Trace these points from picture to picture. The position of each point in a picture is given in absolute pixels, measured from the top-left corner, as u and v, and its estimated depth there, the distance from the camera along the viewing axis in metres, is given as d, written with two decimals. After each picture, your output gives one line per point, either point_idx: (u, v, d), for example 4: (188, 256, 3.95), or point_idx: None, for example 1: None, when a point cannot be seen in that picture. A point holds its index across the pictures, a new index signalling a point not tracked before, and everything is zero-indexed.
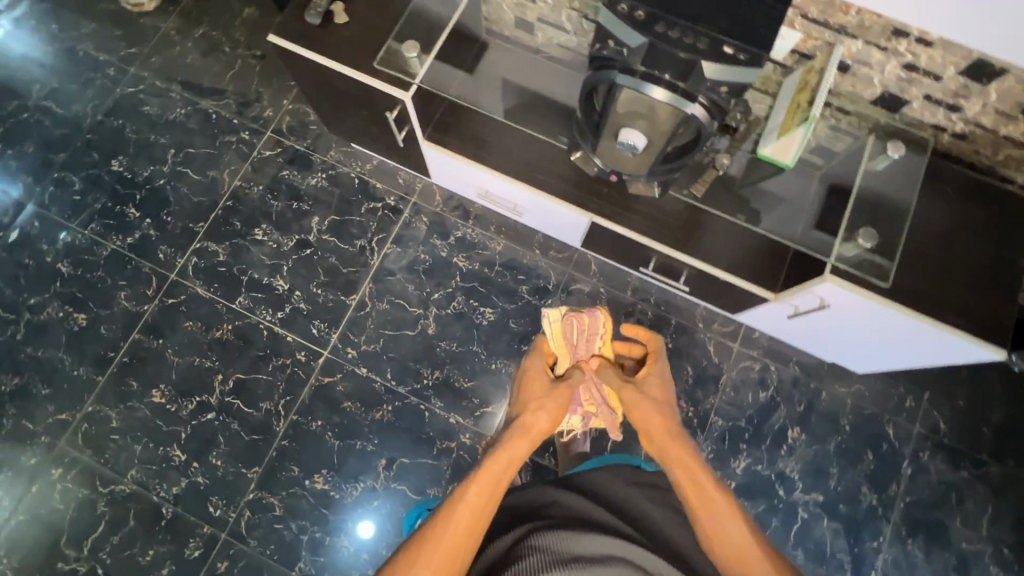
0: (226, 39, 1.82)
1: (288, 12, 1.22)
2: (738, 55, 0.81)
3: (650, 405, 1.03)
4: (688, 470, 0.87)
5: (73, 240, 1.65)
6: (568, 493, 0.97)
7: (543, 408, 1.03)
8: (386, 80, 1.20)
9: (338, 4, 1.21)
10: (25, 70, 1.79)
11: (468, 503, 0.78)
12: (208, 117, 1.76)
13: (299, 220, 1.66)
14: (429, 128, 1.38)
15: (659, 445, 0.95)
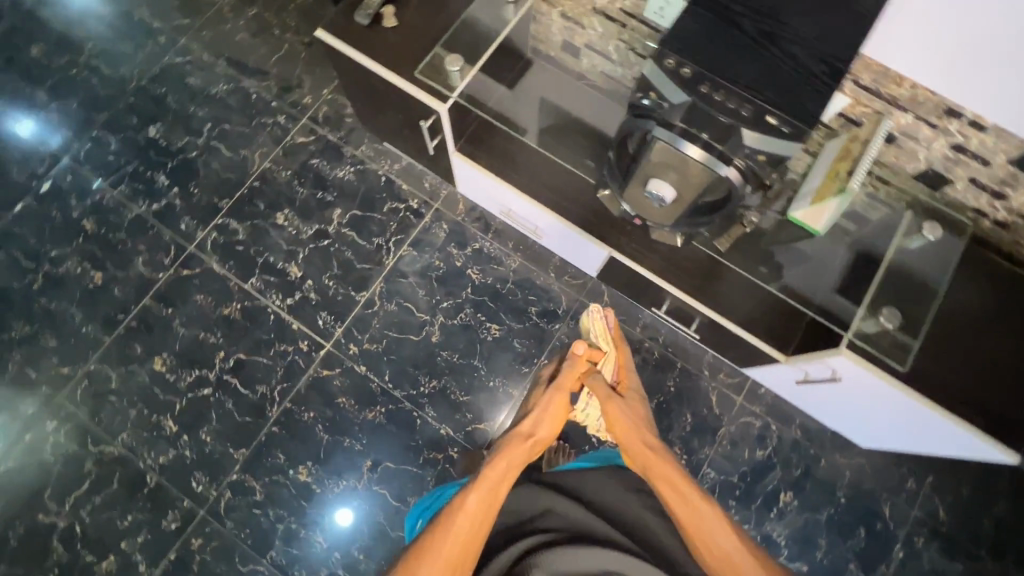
0: (277, 22, 1.85)
1: (339, 8, 1.22)
2: (782, 127, 0.83)
3: (632, 423, 1.08)
4: (676, 484, 0.92)
5: (101, 198, 1.68)
6: (564, 501, 0.98)
7: (541, 417, 1.09)
8: (425, 90, 1.20)
9: (388, 8, 1.21)
10: (81, 27, 1.83)
11: (467, 515, 0.84)
12: (248, 96, 1.78)
13: (322, 210, 1.67)
14: (462, 139, 1.38)
15: (642, 461, 0.99)
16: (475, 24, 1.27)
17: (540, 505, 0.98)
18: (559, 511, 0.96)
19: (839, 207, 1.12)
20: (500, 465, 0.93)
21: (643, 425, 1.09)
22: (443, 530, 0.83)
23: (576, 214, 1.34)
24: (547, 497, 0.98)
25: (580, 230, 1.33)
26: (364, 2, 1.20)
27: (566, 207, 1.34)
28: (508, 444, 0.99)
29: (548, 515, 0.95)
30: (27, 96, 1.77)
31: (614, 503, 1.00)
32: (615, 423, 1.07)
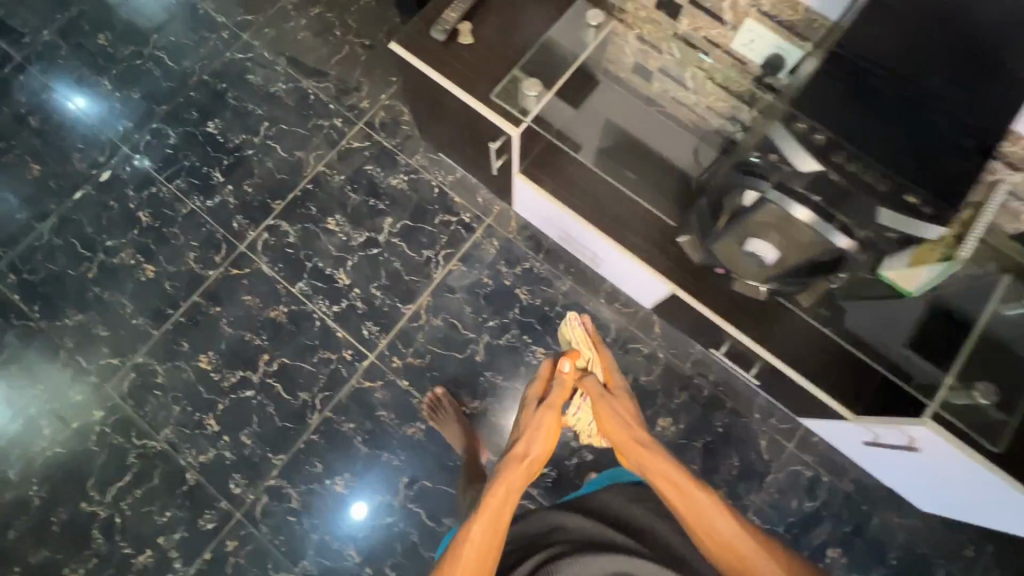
0: (339, 23, 1.83)
1: (413, 22, 1.19)
2: (924, 208, 0.85)
3: (622, 422, 1.21)
4: (674, 478, 1.00)
5: (158, 191, 1.69)
6: (569, 515, 1.01)
7: (533, 437, 1.19)
8: (500, 113, 1.17)
9: (466, 24, 1.18)
10: (148, 18, 1.85)
11: (474, 537, 0.90)
12: (306, 97, 1.77)
13: (373, 218, 1.66)
14: (525, 160, 1.33)
15: (635, 457, 1.09)
16: (549, 41, 1.24)
17: (549, 524, 1.00)
18: (568, 526, 0.98)
19: (935, 273, 1.06)
20: (499, 489, 1.01)
21: (632, 422, 1.22)
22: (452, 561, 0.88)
23: (641, 246, 1.30)
24: (557, 516, 1.01)
25: (645, 262, 1.29)
26: (441, 18, 1.17)
27: (631, 239, 1.30)
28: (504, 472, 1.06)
29: (559, 530, 0.98)
30: (92, 84, 1.78)
31: (619, 511, 1.03)
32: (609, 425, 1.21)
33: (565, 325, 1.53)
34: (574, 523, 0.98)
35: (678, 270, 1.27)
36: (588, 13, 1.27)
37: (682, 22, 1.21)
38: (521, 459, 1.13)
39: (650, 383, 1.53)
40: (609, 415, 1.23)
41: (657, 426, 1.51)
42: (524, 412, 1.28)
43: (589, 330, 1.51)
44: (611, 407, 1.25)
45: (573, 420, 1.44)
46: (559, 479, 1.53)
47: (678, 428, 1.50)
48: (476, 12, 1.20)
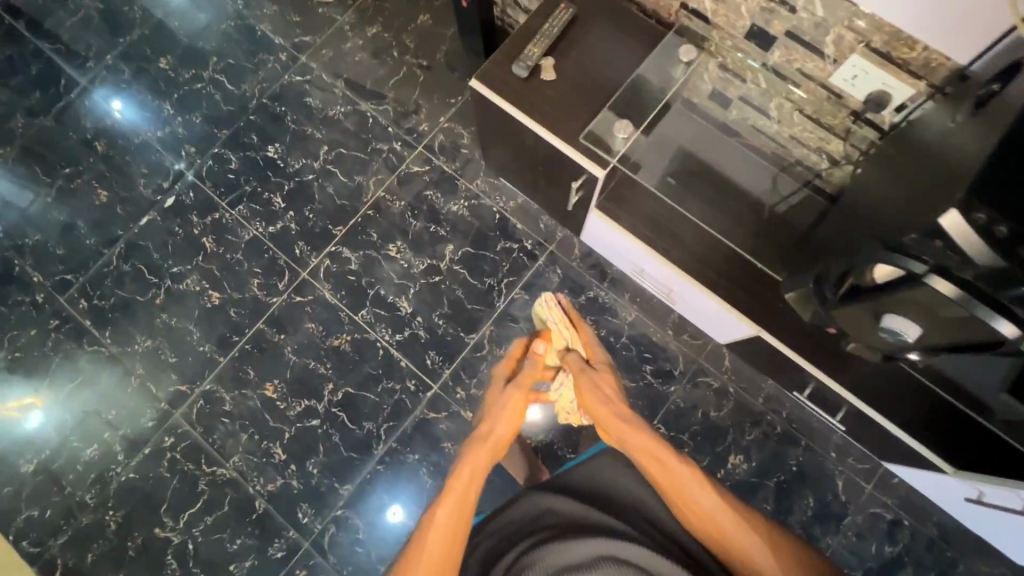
0: (396, 44, 1.81)
1: (495, 57, 1.16)
2: None
3: (605, 398, 1.22)
4: (654, 452, 1.00)
5: (221, 217, 1.69)
6: (561, 500, 0.99)
7: (498, 416, 1.21)
8: (586, 153, 1.13)
9: (549, 59, 1.14)
10: (207, 40, 1.85)
11: (441, 517, 0.91)
12: (364, 120, 1.76)
13: (434, 245, 1.64)
14: (603, 197, 1.31)
15: (615, 434, 1.10)
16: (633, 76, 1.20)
17: (537, 508, 1.00)
18: (557, 510, 0.97)
19: None
20: (467, 468, 1.03)
21: (614, 398, 1.23)
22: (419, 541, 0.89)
23: (729, 287, 1.25)
24: (545, 501, 1.00)
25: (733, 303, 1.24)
26: (524, 53, 1.13)
27: (717, 280, 1.25)
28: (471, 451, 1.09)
29: (546, 515, 0.97)
30: (154, 108, 1.80)
31: (608, 487, 1.04)
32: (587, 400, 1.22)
33: (539, 305, 1.51)
34: (561, 506, 0.98)
35: (770, 313, 1.22)
36: (679, 49, 1.23)
37: (773, 54, 1.15)
38: (489, 437, 1.15)
39: (721, 418, 1.49)
40: (586, 390, 1.27)
41: (728, 463, 1.47)
42: (494, 392, 1.33)
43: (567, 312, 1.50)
44: (591, 382, 1.28)
45: (556, 396, 1.43)
46: None
47: (751, 465, 1.46)
48: (559, 48, 1.18)
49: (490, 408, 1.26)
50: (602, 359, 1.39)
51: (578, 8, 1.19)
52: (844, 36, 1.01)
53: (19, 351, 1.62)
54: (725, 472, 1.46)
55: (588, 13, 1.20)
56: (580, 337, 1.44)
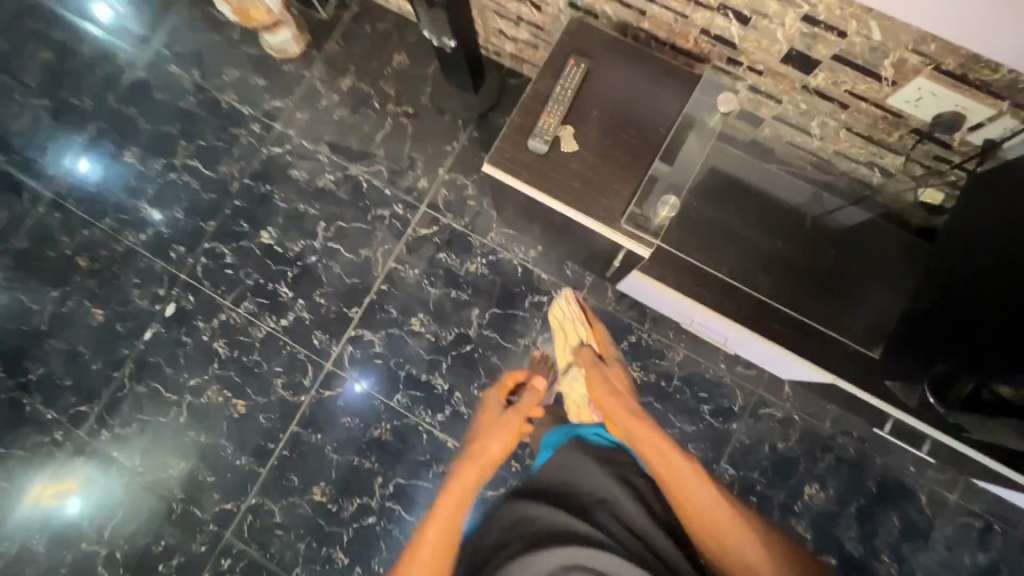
0: (375, 93, 1.66)
1: (506, 136, 1.06)
2: None
3: (613, 391, 1.14)
4: (655, 440, 0.97)
5: (228, 318, 1.59)
6: (532, 502, 0.87)
7: (492, 435, 1.11)
8: (628, 235, 1.03)
9: (566, 128, 1.05)
10: (170, 123, 1.70)
11: (436, 532, 0.89)
12: (358, 186, 1.62)
13: (458, 311, 1.55)
14: (646, 261, 1.11)
15: (623, 426, 1.03)
16: (663, 130, 1.08)
17: (510, 516, 0.87)
18: (529, 516, 0.85)
19: None
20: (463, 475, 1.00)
21: (624, 394, 1.15)
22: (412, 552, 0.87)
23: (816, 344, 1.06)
24: (517, 505, 0.88)
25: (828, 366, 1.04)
26: (539, 126, 1.04)
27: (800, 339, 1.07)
28: (464, 463, 1.03)
29: (518, 521, 0.85)
30: (131, 209, 1.66)
31: (582, 479, 0.91)
32: (600, 395, 1.14)
33: (557, 304, 1.43)
34: (533, 513, 0.85)
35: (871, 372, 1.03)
36: (717, 97, 1.09)
37: (815, 77, 1.02)
38: (484, 446, 1.09)
39: (789, 448, 1.43)
40: (598, 386, 1.17)
41: (804, 494, 1.41)
42: (490, 412, 1.22)
43: (580, 312, 1.40)
44: (603, 374, 1.20)
45: (568, 388, 1.32)
46: None
47: (827, 493, 1.40)
48: (575, 112, 1.07)
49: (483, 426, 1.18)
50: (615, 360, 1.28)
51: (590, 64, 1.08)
52: (906, 59, 0.88)
53: (46, 507, 1.54)
54: (803, 504, 1.41)
55: (602, 68, 1.09)
56: (593, 330, 1.36)
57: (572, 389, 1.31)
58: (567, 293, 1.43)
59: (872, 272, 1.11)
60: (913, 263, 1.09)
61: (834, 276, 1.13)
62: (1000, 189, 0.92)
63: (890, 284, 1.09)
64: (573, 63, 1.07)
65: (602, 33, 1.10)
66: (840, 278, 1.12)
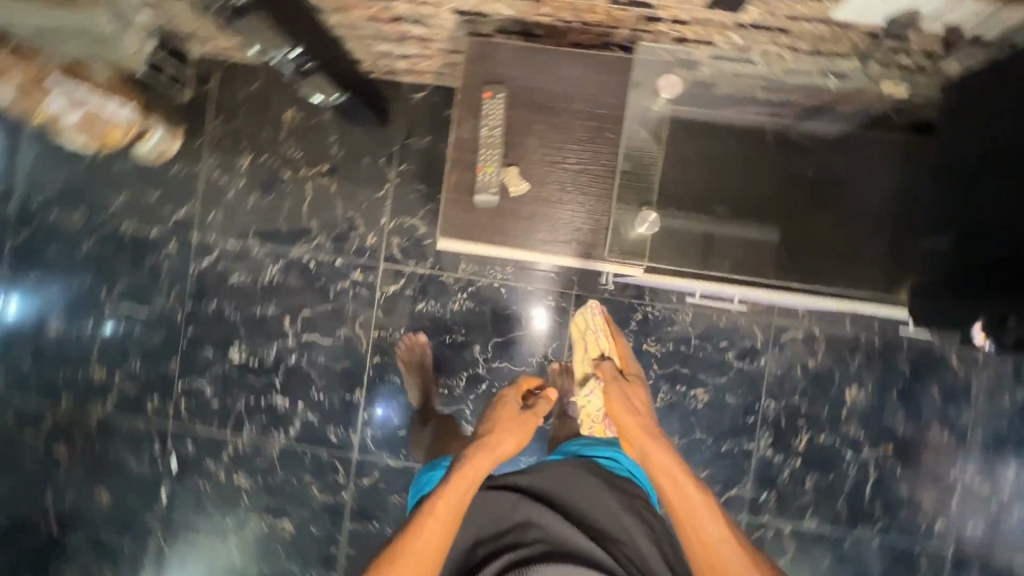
0: (282, 163, 1.49)
1: (450, 202, 1.03)
2: None
3: (630, 406, 1.05)
4: (671, 469, 0.91)
5: (236, 448, 1.51)
6: (545, 510, 0.85)
7: (506, 426, 1.05)
8: (617, 259, 1.05)
9: (509, 171, 1.02)
10: (80, 276, 1.53)
11: (438, 518, 0.84)
12: (306, 267, 1.50)
13: (460, 354, 1.48)
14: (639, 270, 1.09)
15: (639, 449, 0.97)
16: (606, 131, 1.05)
17: (515, 517, 0.86)
18: (542, 523, 0.84)
19: None
20: (472, 460, 0.94)
21: (642, 409, 1.06)
22: (414, 532, 0.83)
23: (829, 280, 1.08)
24: (529, 508, 0.86)
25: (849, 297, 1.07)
26: (480, 181, 1.01)
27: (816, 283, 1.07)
28: (476, 450, 0.97)
29: (530, 527, 0.84)
30: (85, 380, 1.53)
31: (588, 500, 0.90)
32: (614, 408, 1.05)
33: (581, 316, 1.35)
34: (544, 519, 0.84)
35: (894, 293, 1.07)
36: (659, 81, 1.04)
37: (747, 13, 0.90)
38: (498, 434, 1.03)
39: (820, 362, 1.43)
40: (614, 402, 1.07)
41: (847, 399, 1.43)
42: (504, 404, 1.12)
43: (603, 320, 1.32)
44: (621, 391, 1.09)
45: (583, 402, 1.20)
46: (781, 494, 1.44)
47: (867, 391, 1.43)
48: (511, 146, 1.04)
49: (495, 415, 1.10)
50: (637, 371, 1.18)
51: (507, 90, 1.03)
52: None
53: None
54: (849, 408, 1.43)
55: (519, 90, 1.03)
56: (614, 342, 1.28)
57: (585, 404, 1.19)
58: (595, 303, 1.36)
59: (867, 184, 1.09)
60: (907, 165, 1.06)
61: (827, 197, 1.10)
62: (992, 105, 0.90)
63: (885, 194, 1.08)
64: (490, 98, 1.02)
65: (506, 52, 1.03)
66: (834, 198, 1.10)
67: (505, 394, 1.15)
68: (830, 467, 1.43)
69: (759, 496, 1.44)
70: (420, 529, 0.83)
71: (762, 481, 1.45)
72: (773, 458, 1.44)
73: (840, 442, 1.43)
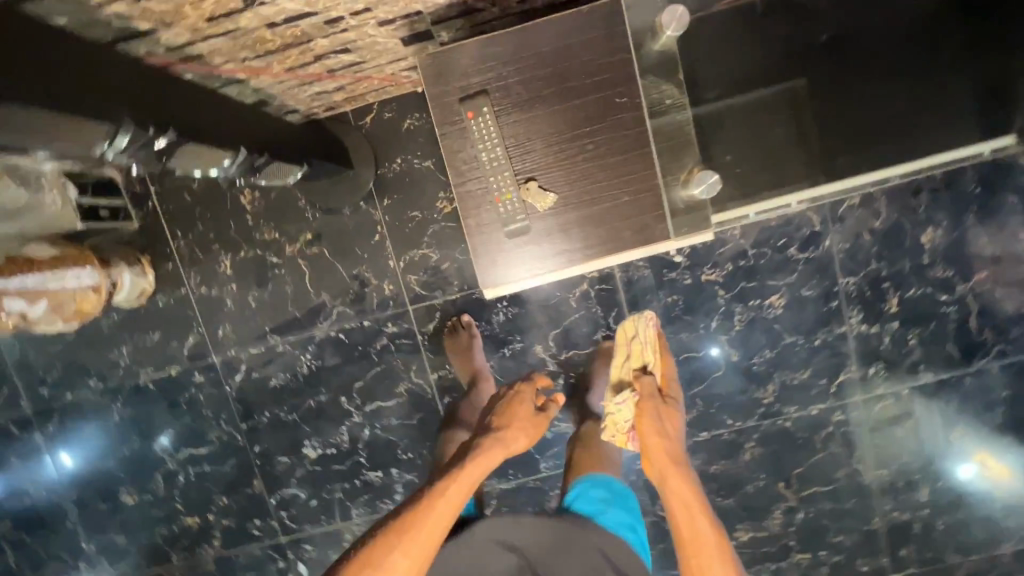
0: (265, 249, 1.37)
1: (481, 246, 1.03)
2: None
3: (662, 429, 1.08)
4: (689, 505, 0.98)
5: (354, 533, 1.49)
6: None
7: (517, 425, 1.08)
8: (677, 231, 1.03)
9: (528, 188, 1.00)
10: (127, 442, 1.46)
11: (437, 519, 0.84)
12: (337, 341, 1.40)
13: (526, 361, 1.40)
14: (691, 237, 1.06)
15: (659, 475, 1.03)
16: (613, 94, 0.98)
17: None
18: None
19: None
20: (478, 461, 0.95)
21: (674, 435, 1.09)
22: (424, 511, 0.84)
23: (862, 148, 1.17)
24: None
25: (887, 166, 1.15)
26: (503, 213, 1.01)
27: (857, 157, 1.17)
28: (490, 443, 1.01)
29: None
30: (183, 532, 1.50)
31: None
32: (646, 428, 1.08)
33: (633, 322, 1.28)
34: None
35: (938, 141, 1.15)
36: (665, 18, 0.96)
37: None
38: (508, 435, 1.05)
39: (887, 219, 1.33)
40: (647, 418, 1.09)
41: (927, 245, 1.34)
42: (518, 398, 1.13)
43: (655, 337, 1.23)
44: (656, 410, 1.11)
45: (611, 410, 1.18)
46: (888, 360, 1.39)
47: (944, 228, 1.33)
48: (520, 155, 1.00)
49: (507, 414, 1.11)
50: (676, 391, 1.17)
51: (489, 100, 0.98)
52: None
53: None
54: (931, 252, 1.34)
55: (501, 92, 0.98)
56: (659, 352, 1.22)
57: (614, 412, 1.18)
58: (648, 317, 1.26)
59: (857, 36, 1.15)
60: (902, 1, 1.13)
61: (828, 63, 1.16)
62: None
63: (897, 39, 1.14)
64: (474, 117, 0.98)
65: (465, 57, 0.96)
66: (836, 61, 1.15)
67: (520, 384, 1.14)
68: (930, 317, 1.37)
69: (868, 371, 1.40)
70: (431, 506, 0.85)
71: (866, 356, 1.39)
72: (870, 331, 1.38)
73: (933, 289, 1.35)
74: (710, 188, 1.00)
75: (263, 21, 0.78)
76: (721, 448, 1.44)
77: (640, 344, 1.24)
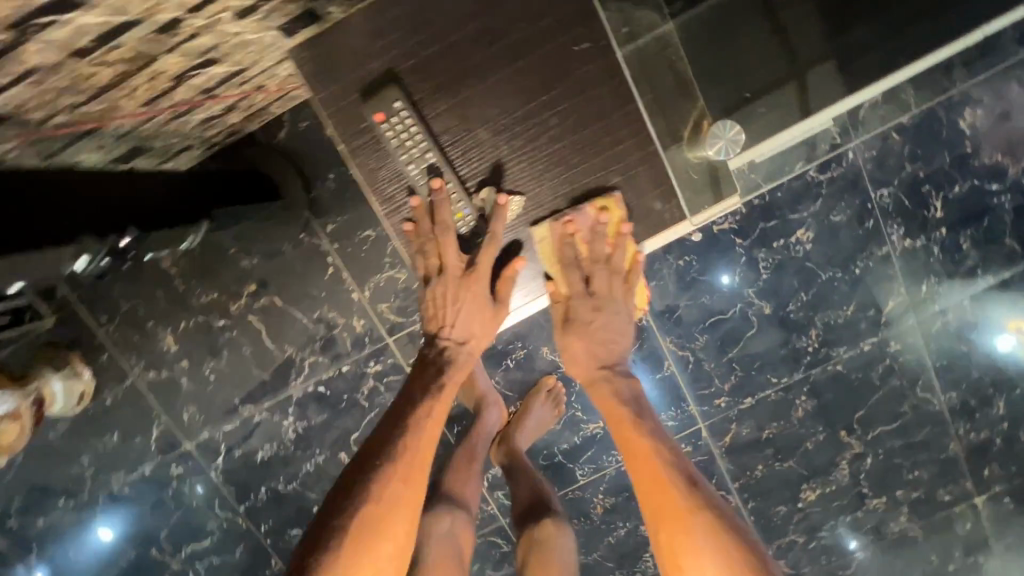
0: (207, 313, 1.17)
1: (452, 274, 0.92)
2: None
3: (581, 349, 0.99)
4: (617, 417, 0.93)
5: None
6: None
7: (474, 312, 0.94)
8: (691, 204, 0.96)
9: (484, 198, 0.88)
10: (120, 553, 1.30)
11: (425, 441, 0.82)
12: (318, 395, 1.22)
13: (534, 367, 1.23)
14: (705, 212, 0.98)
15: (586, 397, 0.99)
16: (569, 40, 0.82)
17: None
18: None
19: None
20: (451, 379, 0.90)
21: (595, 352, 0.98)
22: (409, 437, 0.80)
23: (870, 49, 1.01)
24: None
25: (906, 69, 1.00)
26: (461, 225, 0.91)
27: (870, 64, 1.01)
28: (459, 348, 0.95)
29: None
30: None
31: None
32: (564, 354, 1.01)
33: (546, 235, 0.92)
34: None
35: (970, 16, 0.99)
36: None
37: None
38: (470, 345, 0.96)
39: (916, 111, 1.12)
40: (565, 345, 1.00)
41: (967, 131, 1.13)
42: (468, 288, 0.92)
43: (576, 240, 0.93)
44: (569, 331, 0.99)
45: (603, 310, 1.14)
46: (941, 273, 1.21)
47: (986, 106, 1.11)
48: (455, 151, 0.86)
49: (460, 311, 0.93)
50: (606, 286, 0.97)
51: (401, 91, 0.82)
52: None
53: None
54: (974, 139, 1.13)
55: (422, 76, 0.82)
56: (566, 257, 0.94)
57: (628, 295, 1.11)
58: (568, 217, 0.90)
59: None
60: None
61: None
62: None
63: None
64: (387, 119, 0.82)
65: (359, 42, 0.80)
66: None
67: (474, 263, 0.91)
68: (982, 214, 1.17)
69: (919, 289, 1.22)
70: (415, 429, 0.82)
71: (915, 274, 1.21)
72: (916, 246, 1.19)
73: (982, 180, 1.15)
74: (734, 148, 0.95)
75: (64, 48, 0.55)
76: (770, 410, 1.28)
77: (560, 252, 0.94)
